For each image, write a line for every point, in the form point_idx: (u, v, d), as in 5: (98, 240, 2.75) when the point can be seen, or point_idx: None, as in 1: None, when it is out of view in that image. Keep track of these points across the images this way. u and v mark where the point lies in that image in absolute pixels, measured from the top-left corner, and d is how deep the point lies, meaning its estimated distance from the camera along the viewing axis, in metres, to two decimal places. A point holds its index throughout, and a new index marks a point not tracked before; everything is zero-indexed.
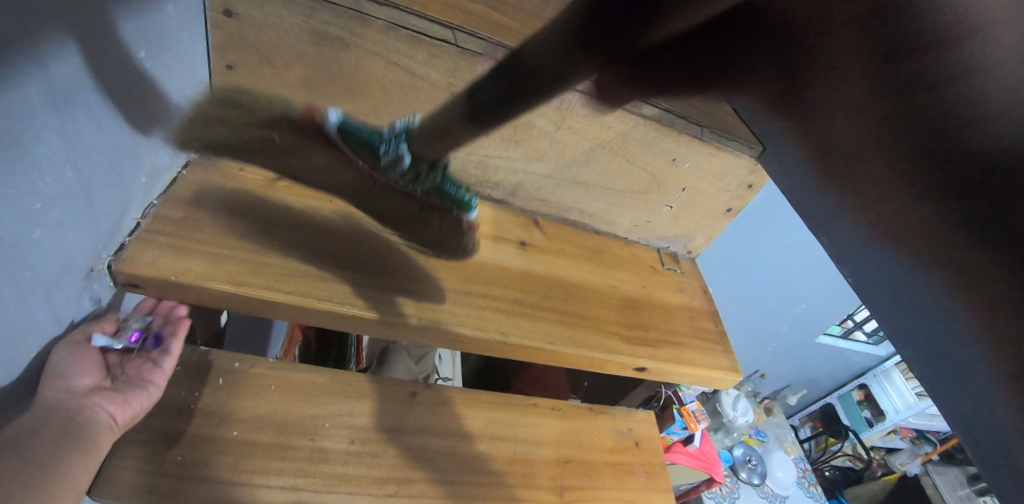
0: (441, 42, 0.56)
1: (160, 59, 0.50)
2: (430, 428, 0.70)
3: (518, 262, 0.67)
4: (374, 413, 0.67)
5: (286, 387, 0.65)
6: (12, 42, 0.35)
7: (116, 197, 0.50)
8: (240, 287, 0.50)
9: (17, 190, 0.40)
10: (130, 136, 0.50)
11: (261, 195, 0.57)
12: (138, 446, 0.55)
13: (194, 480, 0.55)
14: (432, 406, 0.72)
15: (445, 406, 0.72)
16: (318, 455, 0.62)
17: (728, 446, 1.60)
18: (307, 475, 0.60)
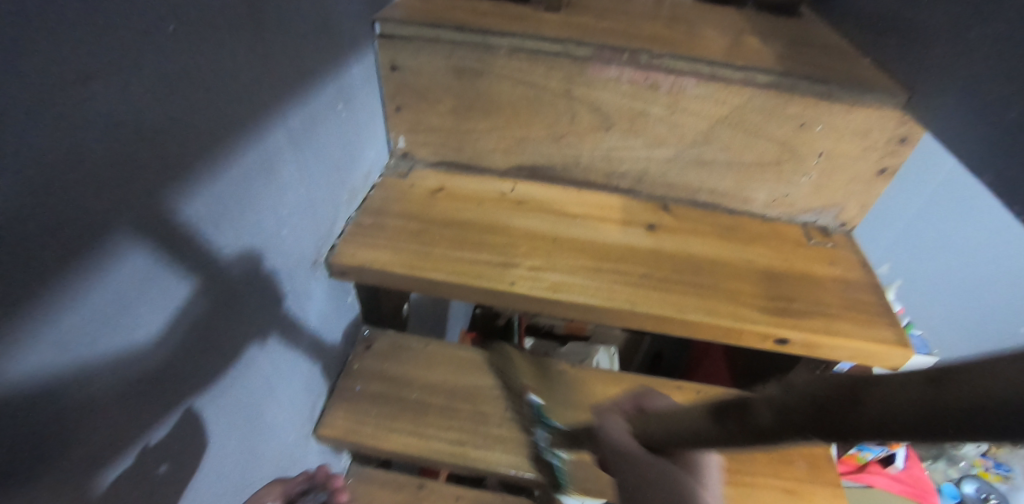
0: (555, 56, 0.66)
1: (353, 106, 0.66)
2: (576, 402, 0.76)
3: (648, 244, 0.71)
4: (524, 387, 0.77)
5: (452, 363, 0.78)
6: (276, 96, 0.51)
7: (332, 211, 0.64)
8: (412, 270, 0.62)
9: (277, 203, 0.53)
10: (339, 165, 0.64)
11: (425, 202, 0.72)
12: (344, 401, 0.72)
13: (387, 431, 0.70)
14: (577, 384, 0.78)
15: (589, 385, 0.78)
16: (478, 418, 0.72)
17: (953, 479, 1.24)
18: (470, 433, 0.71)
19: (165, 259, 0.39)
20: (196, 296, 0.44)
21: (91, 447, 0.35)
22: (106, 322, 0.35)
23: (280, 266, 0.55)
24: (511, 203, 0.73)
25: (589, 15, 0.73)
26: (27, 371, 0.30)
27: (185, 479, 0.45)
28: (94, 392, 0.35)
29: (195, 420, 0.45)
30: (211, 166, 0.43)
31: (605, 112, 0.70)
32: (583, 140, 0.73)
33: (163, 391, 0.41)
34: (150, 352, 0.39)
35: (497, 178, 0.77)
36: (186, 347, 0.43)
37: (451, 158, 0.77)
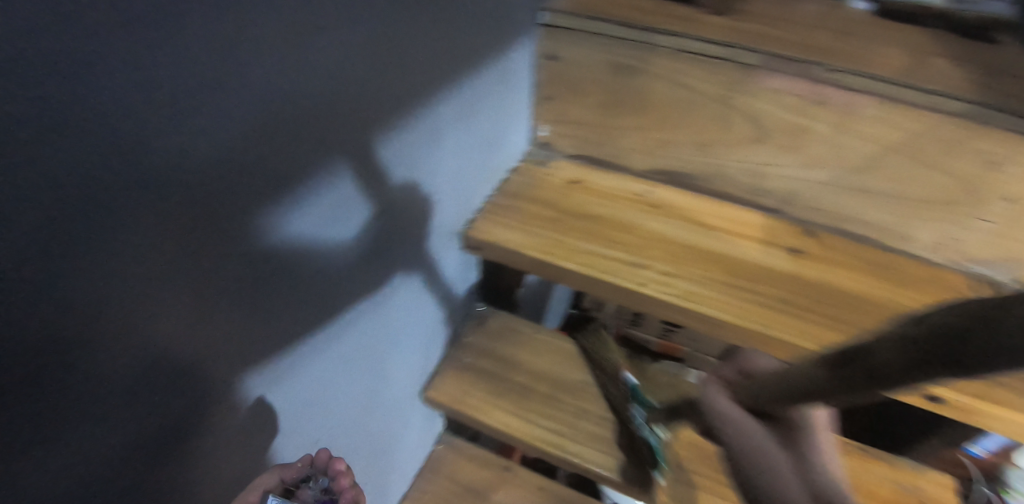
0: (718, 59, 0.64)
1: (509, 90, 0.68)
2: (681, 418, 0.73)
3: (788, 267, 0.67)
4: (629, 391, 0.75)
5: (560, 354, 0.78)
6: (449, 72, 0.54)
7: (475, 187, 0.67)
8: (544, 255, 0.63)
9: (433, 171, 0.56)
10: (489, 145, 0.67)
11: (561, 192, 0.73)
12: (453, 371, 0.75)
13: (490, 407, 0.72)
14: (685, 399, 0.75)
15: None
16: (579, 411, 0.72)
17: None
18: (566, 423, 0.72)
19: (344, 206, 0.43)
20: (358, 248, 0.47)
21: (253, 363, 0.39)
22: (291, 258, 0.39)
23: (424, 233, 0.59)
24: (647, 204, 0.72)
25: (758, 21, 0.70)
26: (229, 281, 0.34)
27: (316, 409, 0.49)
28: (267, 314, 0.39)
29: (333, 359, 0.49)
30: (386, 127, 0.46)
31: (763, 123, 0.66)
32: (732, 149, 0.70)
33: (320, 326, 0.45)
34: (315, 291, 0.43)
35: (634, 179, 0.76)
36: (343, 291, 0.47)
37: (590, 152, 0.77)
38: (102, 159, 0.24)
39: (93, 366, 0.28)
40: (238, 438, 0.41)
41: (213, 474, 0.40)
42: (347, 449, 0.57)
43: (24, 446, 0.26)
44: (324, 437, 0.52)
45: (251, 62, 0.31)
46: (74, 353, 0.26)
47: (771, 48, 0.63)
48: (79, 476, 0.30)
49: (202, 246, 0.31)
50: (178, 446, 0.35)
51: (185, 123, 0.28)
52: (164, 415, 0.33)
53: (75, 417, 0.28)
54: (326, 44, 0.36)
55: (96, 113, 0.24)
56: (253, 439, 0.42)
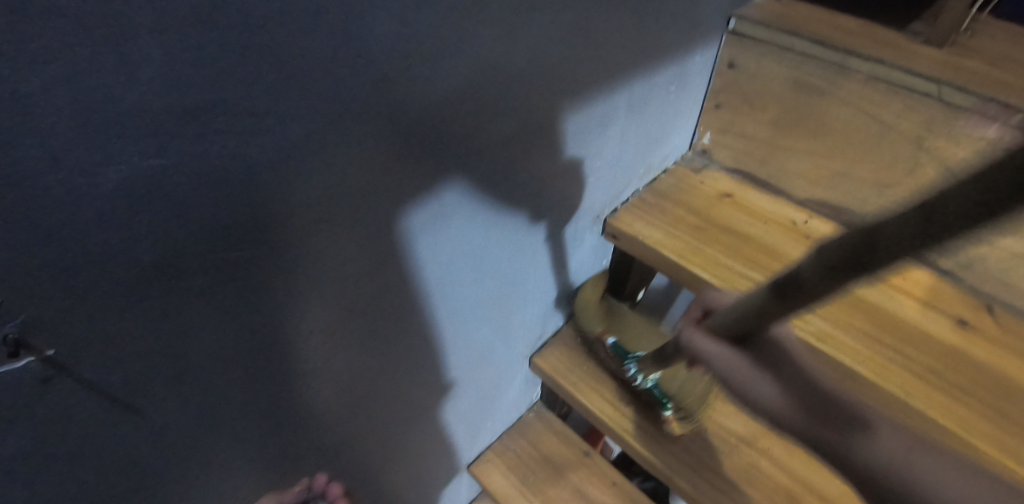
0: (920, 95, 0.58)
1: (682, 92, 0.68)
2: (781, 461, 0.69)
3: (949, 336, 0.61)
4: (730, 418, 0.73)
5: None
6: (629, 64, 0.56)
7: (628, 179, 0.69)
8: (679, 259, 0.64)
9: (593, 155, 0.59)
10: (650, 141, 0.68)
11: (710, 202, 0.72)
12: (562, 347, 0.78)
13: (589, 390, 0.75)
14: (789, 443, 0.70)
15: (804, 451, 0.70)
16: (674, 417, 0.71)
17: None
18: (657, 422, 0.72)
19: (503, 167, 0.48)
20: (509, 214, 0.52)
21: (407, 290, 0.46)
22: (457, 202, 0.45)
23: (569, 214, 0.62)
24: (799, 234, 0.68)
25: (983, 59, 0.62)
26: (408, 209, 0.41)
27: (442, 344, 0.56)
28: (426, 250, 0.45)
29: (466, 305, 0.55)
30: (558, 105, 0.50)
31: (959, 174, 0.60)
32: (914, 196, 0.64)
33: (461, 271, 0.51)
34: (464, 242, 0.49)
35: (792, 206, 0.72)
36: (487, 246, 0.52)
37: (751, 169, 0.75)
38: (346, 90, 0.31)
39: (302, 246, 0.35)
40: (381, 345, 0.48)
41: (357, 368, 0.47)
42: (457, 386, 0.63)
43: (252, 297, 0.34)
44: (441, 372, 0.59)
45: (460, 32, 0.36)
46: (295, 232, 0.34)
47: (993, 91, 0.56)
48: (278, 336, 0.37)
49: (394, 177, 0.38)
50: (339, 335, 0.43)
51: (405, 74, 0.34)
52: (336, 305, 0.41)
53: (283, 285, 0.35)
54: (510, 21, 0.40)
55: (348, 56, 0.30)
56: (382, 355, 0.49)
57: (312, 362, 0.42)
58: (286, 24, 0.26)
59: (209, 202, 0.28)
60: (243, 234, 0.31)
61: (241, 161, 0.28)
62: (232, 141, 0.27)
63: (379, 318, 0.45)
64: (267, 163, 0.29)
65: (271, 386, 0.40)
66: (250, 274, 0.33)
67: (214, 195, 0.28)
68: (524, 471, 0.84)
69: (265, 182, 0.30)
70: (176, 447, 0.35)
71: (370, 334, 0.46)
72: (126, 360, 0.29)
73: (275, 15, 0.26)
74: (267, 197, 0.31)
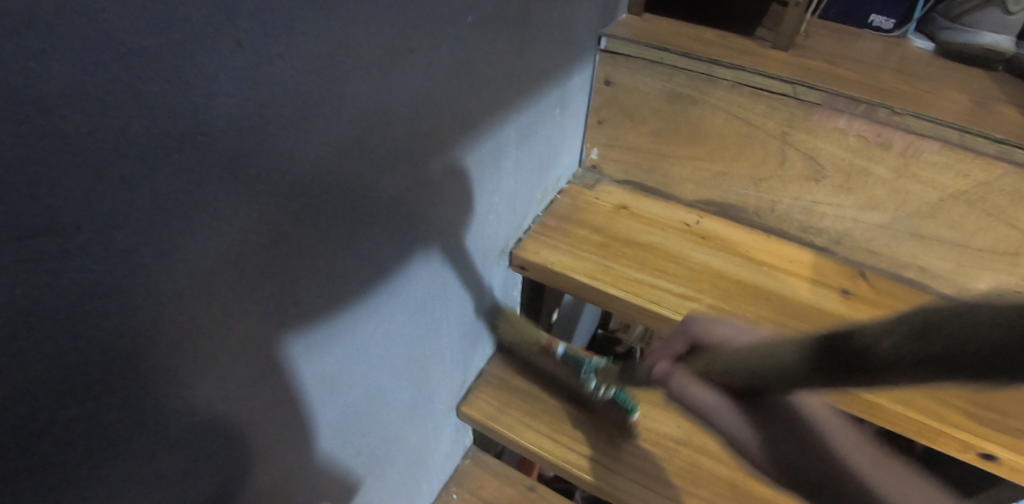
0: (780, 96, 0.63)
1: (566, 114, 0.68)
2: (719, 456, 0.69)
3: (840, 309, 0.65)
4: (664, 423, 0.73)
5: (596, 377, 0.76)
6: (512, 95, 0.54)
7: (525, 207, 0.67)
8: (593, 280, 0.62)
9: (489, 190, 0.57)
10: (542, 167, 0.67)
11: (610, 215, 0.72)
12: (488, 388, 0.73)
13: (523, 425, 0.70)
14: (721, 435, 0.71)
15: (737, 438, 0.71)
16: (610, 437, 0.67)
17: None
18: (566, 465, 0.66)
19: (397, 222, 0.44)
20: (410, 271, 0.48)
21: (305, 384, 0.40)
22: (351, 269, 0.40)
23: (476, 256, 0.60)
24: (694, 234, 0.71)
25: (819, 58, 0.68)
26: (297, 288, 0.35)
27: (358, 424, 0.49)
28: (319, 336, 0.39)
29: (380, 378, 0.50)
30: (446, 147, 0.47)
31: (820, 160, 0.65)
32: (786, 186, 0.69)
33: (369, 339, 0.46)
34: (361, 316, 0.43)
35: (682, 208, 0.75)
36: (392, 305, 0.48)
37: (640, 179, 0.77)
38: (211, 178, 0.26)
39: (193, 369, 0.29)
40: (297, 447, 0.42)
41: (271, 482, 0.41)
42: (381, 463, 0.57)
43: (136, 447, 0.28)
44: (361, 453, 0.52)
45: (330, 90, 0.32)
46: (178, 357, 0.28)
47: (837, 86, 0.62)
48: (180, 479, 0.31)
49: (277, 258, 0.32)
50: (246, 454, 0.37)
51: (273, 146, 0.29)
52: (225, 422, 0.34)
53: (175, 422, 0.29)
54: (381, 70, 0.36)
55: (192, 138, 0.24)
56: (292, 457, 0.42)
57: (224, 489, 0.36)
58: (105, 108, 0.21)
59: (50, 355, 0.22)
60: (115, 378, 0.25)
61: (52, 292, 0.21)
62: (64, 271, 0.22)
63: (281, 419, 0.39)
64: (99, 285, 0.23)
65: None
66: (129, 422, 0.27)
67: (24, 345, 0.21)
68: None
69: (130, 312, 0.25)
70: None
71: (272, 441, 0.39)
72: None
73: (65, 97, 0.20)
74: (135, 330, 0.25)
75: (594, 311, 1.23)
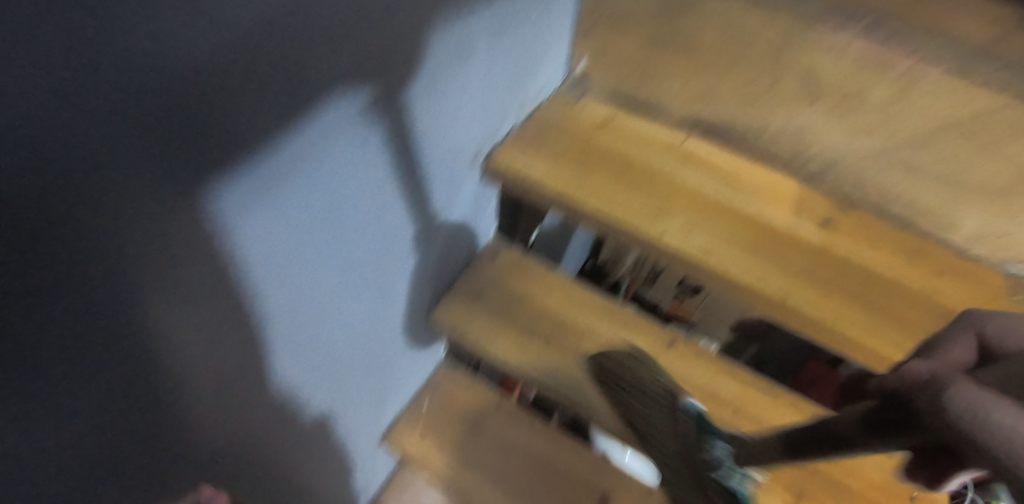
0: None
1: (550, 12, 0.63)
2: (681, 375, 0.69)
3: (819, 238, 0.63)
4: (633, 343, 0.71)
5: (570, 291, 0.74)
6: None
7: (501, 114, 0.64)
8: (567, 193, 0.62)
9: (453, 87, 0.52)
10: (521, 69, 0.63)
11: (593, 130, 0.69)
12: (457, 299, 0.72)
13: (491, 338, 0.70)
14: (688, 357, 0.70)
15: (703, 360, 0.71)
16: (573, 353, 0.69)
17: None
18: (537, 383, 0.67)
19: (357, 109, 0.37)
20: (371, 165, 0.43)
21: (250, 279, 0.35)
22: (302, 149, 0.33)
23: (439, 158, 0.56)
24: (678, 153, 0.68)
25: None
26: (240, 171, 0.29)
27: (301, 330, 0.45)
28: (269, 226, 0.34)
29: (336, 281, 0.47)
30: None
31: (816, 79, 0.63)
32: (779, 108, 0.66)
33: (317, 236, 0.40)
34: (315, 208, 0.38)
35: (671, 125, 0.71)
36: (346, 201, 0.42)
37: (629, 93, 0.73)
38: (187, 63, 0.23)
39: (165, 271, 0.27)
40: (252, 347, 0.40)
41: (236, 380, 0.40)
42: (333, 371, 0.55)
43: (115, 356, 0.26)
44: (307, 359, 0.49)
45: None
46: (149, 257, 0.25)
47: None
48: (159, 385, 0.30)
49: (248, 151, 0.29)
50: (214, 354, 0.35)
51: None
52: (174, 327, 0.30)
53: (150, 325, 0.28)
54: None
55: None
56: (236, 362, 0.38)
57: (173, 403, 0.32)
58: None
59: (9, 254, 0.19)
60: (40, 291, 0.21)
61: None
62: None
63: (221, 324, 0.34)
64: None
65: (144, 446, 0.31)
66: (104, 330, 0.25)
67: None
68: (439, 432, 0.80)
69: (96, 209, 0.22)
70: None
71: (212, 348, 0.34)
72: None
73: None
74: (103, 229, 0.22)
75: (584, 240, 1.21)
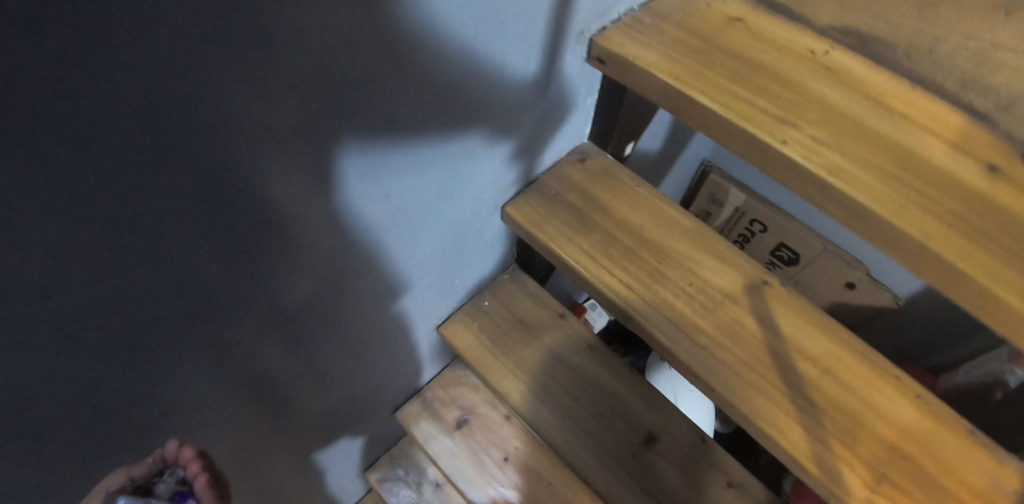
0: None
1: None
2: (766, 320, 0.61)
3: (979, 182, 0.51)
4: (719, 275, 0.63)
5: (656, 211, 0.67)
6: None
7: None
8: (678, 83, 0.53)
9: None
10: None
11: (718, 26, 0.60)
12: (535, 195, 0.66)
13: (564, 239, 0.63)
14: (778, 302, 0.62)
15: (796, 310, 0.62)
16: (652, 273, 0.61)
17: None
18: (611, 295, 0.60)
19: None
20: (455, 43, 0.40)
21: (327, 127, 0.36)
22: None
23: (538, 59, 0.51)
24: (817, 64, 0.57)
25: None
26: None
27: (382, 201, 0.46)
28: (340, 70, 0.34)
29: (422, 168, 0.48)
30: None
31: None
32: None
33: (401, 96, 0.39)
34: (391, 74, 0.37)
35: (812, 34, 0.60)
36: (433, 64, 0.40)
37: None
38: None
39: (210, 130, 0.29)
40: (332, 206, 0.42)
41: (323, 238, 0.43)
42: (408, 251, 0.56)
43: (194, 200, 0.31)
44: (384, 231, 0.50)
45: None
46: (191, 125, 0.28)
47: None
48: (210, 194, 0.31)
49: None
50: (290, 211, 0.38)
51: None
52: (237, 124, 0.30)
53: (225, 175, 0.31)
54: None
55: None
56: (311, 206, 0.40)
57: (240, 214, 0.34)
58: None
59: (56, 142, 0.23)
60: (43, 37, 0.21)
61: None
62: None
63: (295, 155, 0.35)
64: None
65: (204, 250, 0.34)
66: (179, 187, 0.29)
67: None
68: (495, 333, 0.78)
69: (110, 86, 0.24)
70: (184, 353, 0.38)
71: (286, 177, 0.35)
72: (73, 306, 0.29)
73: None
74: (140, 108, 0.25)
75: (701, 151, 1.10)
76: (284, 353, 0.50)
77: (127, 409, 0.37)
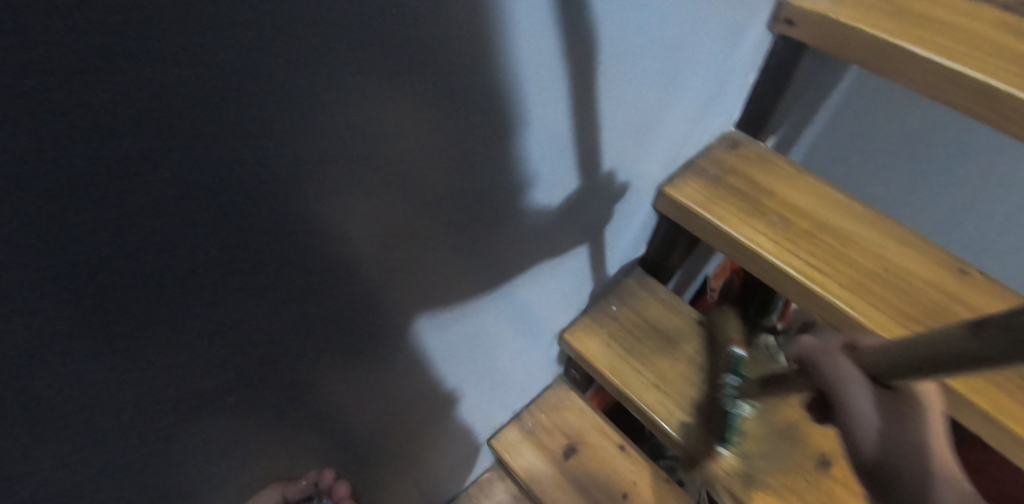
0: None
1: None
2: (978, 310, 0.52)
3: None
4: (912, 260, 0.56)
5: (825, 195, 0.60)
6: None
7: None
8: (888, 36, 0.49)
9: None
10: None
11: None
12: (692, 176, 0.61)
13: (734, 221, 0.57)
14: (987, 291, 0.54)
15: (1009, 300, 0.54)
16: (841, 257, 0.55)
17: None
18: (798, 278, 0.53)
19: None
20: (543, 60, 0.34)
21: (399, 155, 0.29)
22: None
23: (637, 86, 0.45)
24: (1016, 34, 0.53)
25: None
26: None
27: (458, 240, 0.40)
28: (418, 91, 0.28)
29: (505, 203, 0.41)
30: None
31: None
32: None
33: (484, 122, 0.33)
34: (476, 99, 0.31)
35: (998, 9, 0.56)
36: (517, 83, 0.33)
37: None
38: None
39: (269, 58, 0.20)
40: (403, 246, 0.35)
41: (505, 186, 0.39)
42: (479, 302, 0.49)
43: (230, 242, 0.24)
44: (459, 275, 0.43)
45: None
46: (213, 118, 0.20)
47: None
48: (246, 233, 0.25)
49: None
50: (472, 156, 0.34)
51: None
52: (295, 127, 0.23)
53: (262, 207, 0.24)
54: None
55: None
56: (379, 246, 0.33)
57: (290, 256, 0.28)
58: None
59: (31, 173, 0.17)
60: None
61: None
62: None
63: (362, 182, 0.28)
64: None
65: (243, 305, 0.27)
66: (211, 225, 0.23)
67: None
68: (627, 340, 0.70)
69: (79, 55, 0.16)
70: (228, 424, 0.32)
71: (358, 207, 0.29)
72: (92, 386, 0.23)
73: None
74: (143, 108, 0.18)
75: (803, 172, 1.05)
76: (393, 356, 0.43)
77: (155, 472, 0.30)
